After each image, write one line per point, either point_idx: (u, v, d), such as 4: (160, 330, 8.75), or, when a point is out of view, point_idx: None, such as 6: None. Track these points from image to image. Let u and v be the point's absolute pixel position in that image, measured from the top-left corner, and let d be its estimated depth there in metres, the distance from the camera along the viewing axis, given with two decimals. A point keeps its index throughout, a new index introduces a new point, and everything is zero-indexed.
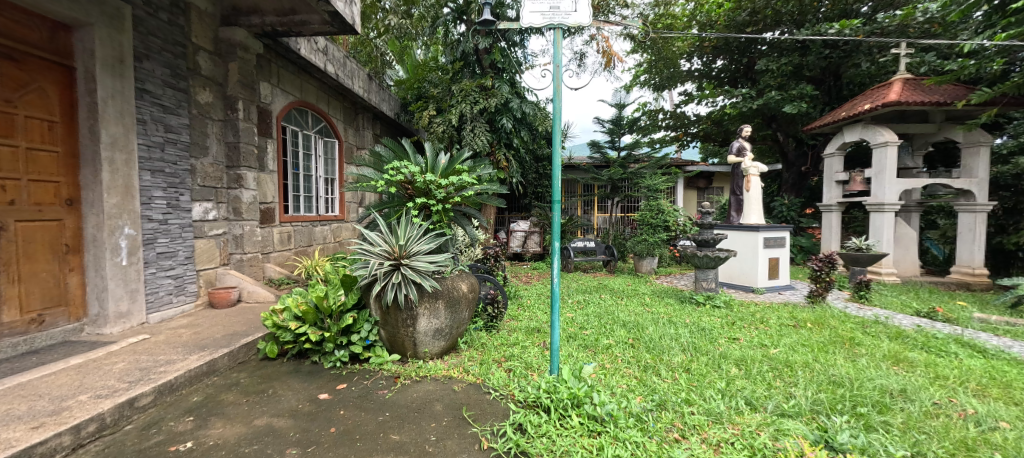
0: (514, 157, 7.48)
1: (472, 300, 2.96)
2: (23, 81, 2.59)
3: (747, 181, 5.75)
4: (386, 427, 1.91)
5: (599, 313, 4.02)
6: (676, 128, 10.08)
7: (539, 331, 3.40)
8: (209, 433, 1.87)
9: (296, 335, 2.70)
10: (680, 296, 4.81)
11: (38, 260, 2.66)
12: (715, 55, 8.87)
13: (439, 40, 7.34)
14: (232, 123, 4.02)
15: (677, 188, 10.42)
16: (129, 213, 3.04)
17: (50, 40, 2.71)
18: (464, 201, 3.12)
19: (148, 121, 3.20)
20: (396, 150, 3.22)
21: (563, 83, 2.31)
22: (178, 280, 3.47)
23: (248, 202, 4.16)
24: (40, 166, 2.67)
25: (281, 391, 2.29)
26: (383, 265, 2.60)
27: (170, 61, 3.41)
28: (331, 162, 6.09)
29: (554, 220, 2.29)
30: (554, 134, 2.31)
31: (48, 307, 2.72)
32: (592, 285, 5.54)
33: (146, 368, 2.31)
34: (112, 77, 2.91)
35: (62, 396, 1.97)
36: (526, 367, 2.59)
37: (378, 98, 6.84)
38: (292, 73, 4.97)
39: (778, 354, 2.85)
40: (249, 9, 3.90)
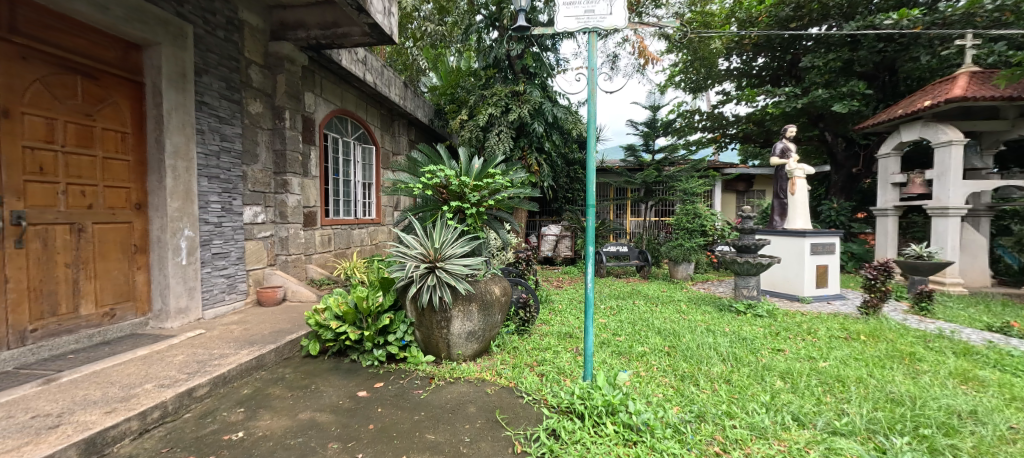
0: (546, 161, 7.48)
1: (505, 304, 2.98)
2: (101, 97, 2.86)
3: (791, 184, 5.46)
4: (421, 427, 1.95)
5: (633, 319, 3.93)
6: (713, 129, 9.74)
7: (571, 336, 3.37)
8: (258, 425, 1.97)
9: (336, 334, 2.81)
10: (719, 303, 4.63)
11: (111, 258, 2.92)
12: (756, 53, 8.54)
13: (472, 46, 7.47)
14: (280, 131, 4.27)
15: (714, 191, 10.07)
16: (188, 216, 3.28)
17: (123, 59, 2.98)
18: (497, 205, 3.15)
19: (206, 131, 3.45)
20: (431, 155, 3.30)
21: (598, 86, 2.29)
22: (230, 279, 3.71)
23: (293, 206, 4.39)
24: (114, 173, 2.94)
25: (323, 387, 2.40)
26: (418, 267, 2.66)
27: (225, 75, 3.67)
28: (368, 168, 6.32)
29: (588, 224, 2.26)
30: (588, 138, 2.29)
31: (119, 302, 2.98)
32: (625, 291, 5.44)
33: (202, 361, 2.48)
34: (175, 91, 3.16)
35: (131, 384, 2.15)
36: (559, 373, 2.58)
37: (413, 105, 7.03)
38: (333, 83, 5.21)
39: (828, 368, 2.68)
40: (296, 24, 4.13)
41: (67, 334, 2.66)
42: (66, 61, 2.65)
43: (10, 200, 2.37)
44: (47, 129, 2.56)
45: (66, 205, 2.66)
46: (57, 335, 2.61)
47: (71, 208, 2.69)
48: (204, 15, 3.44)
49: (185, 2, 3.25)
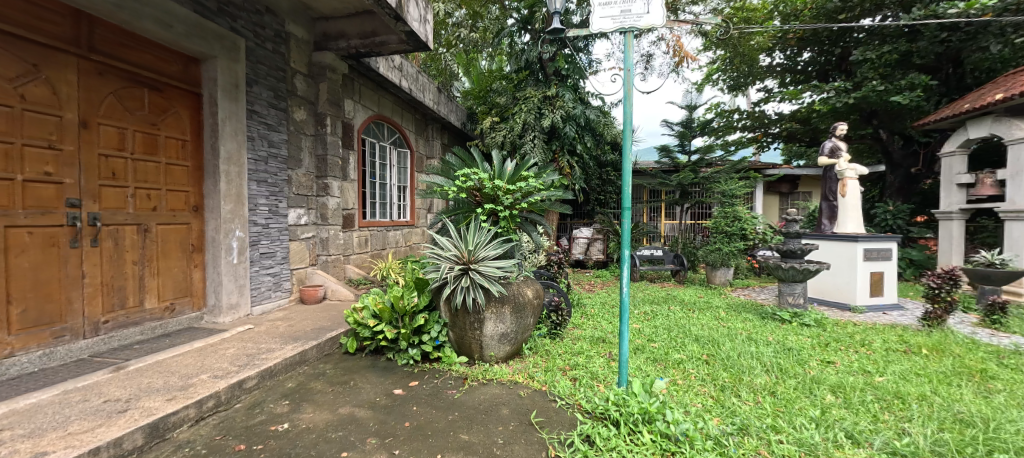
0: (578, 163, 7.41)
1: (537, 307, 2.98)
2: (164, 108, 3.10)
3: (842, 186, 5.12)
4: (455, 426, 1.98)
5: (669, 325, 3.81)
6: (754, 128, 9.32)
7: (605, 342, 3.31)
8: (301, 417, 2.07)
9: (373, 332, 2.91)
10: (761, 311, 4.41)
11: (172, 257, 3.15)
12: (802, 47, 8.09)
13: (504, 51, 7.53)
14: (321, 137, 4.46)
15: (756, 193, 9.62)
16: (239, 218, 3.49)
17: (184, 72, 3.22)
18: (531, 207, 3.15)
19: (255, 138, 3.67)
20: (465, 158, 3.34)
21: (635, 87, 2.25)
22: (276, 277, 3.91)
23: (333, 208, 4.57)
24: (175, 178, 3.18)
25: (361, 383, 2.48)
26: (453, 268, 2.71)
27: (273, 84, 3.88)
28: (403, 171, 6.50)
29: (623, 228, 2.22)
30: (624, 140, 2.25)
31: (178, 297, 3.21)
32: (659, 296, 5.29)
33: (251, 354, 2.63)
34: (229, 101, 3.37)
35: (188, 374, 2.31)
36: (592, 378, 2.54)
37: (446, 109, 7.17)
38: (371, 89, 5.40)
39: (885, 383, 2.49)
40: (337, 35, 4.30)
41: (134, 326, 2.90)
42: (136, 75, 2.90)
43: (87, 202, 2.62)
44: (120, 139, 2.81)
45: (135, 208, 2.90)
46: (125, 327, 2.84)
47: (138, 210, 2.93)
48: (255, 29, 3.66)
49: (238, 18, 3.47)
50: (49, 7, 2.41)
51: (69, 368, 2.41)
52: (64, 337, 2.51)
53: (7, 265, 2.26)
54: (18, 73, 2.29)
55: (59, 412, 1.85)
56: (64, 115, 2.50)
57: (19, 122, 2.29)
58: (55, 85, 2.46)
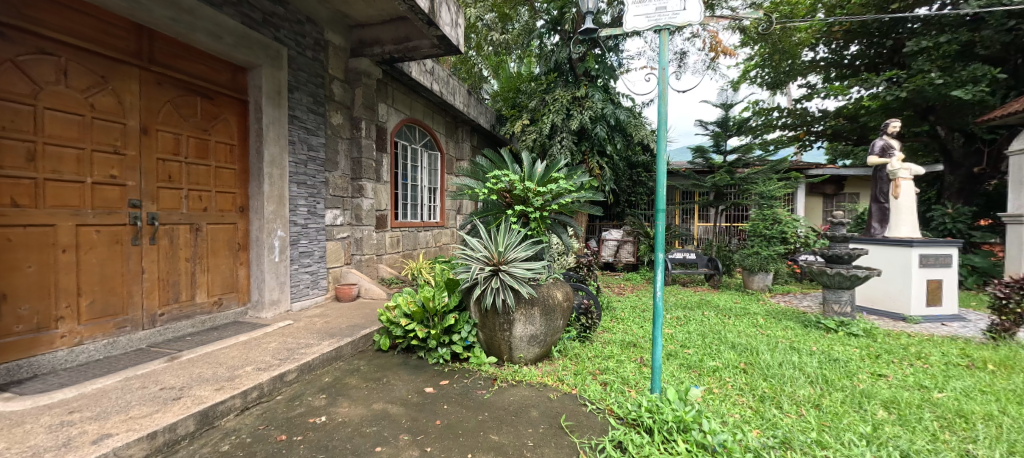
0: (608, 165, 7.29)
1: (567, 309, 2.96)
2: (215, 114, 3.30)
3: (893, 187, 4.79)
4: (485, 427, 1.99)
5: (703, 331, 3.68)
6: (795, 127, 8.88)
7: (635, 346, 3.24)
8: (338, 411, 2.14)
9: (405, 331, 2.97)
10: (803, 319, 4.19)
11: (220, 255, 3.35)
12: (848, 40, 7.66)
13: (533, 52, 7.54)
14: (357, 140, 4.61)
15: (797, 195, 9.16)
16: (281, 218, 3.66)
17: (232, 80, 3.42)
18: (561, 209, 3.13)
19: (296, 142, 3.83)
20: (495, 160, 3.35)
21: (670, 85, 2.19)
22: (313, 275, 4.07)
23: (367, 209, 4.71)
24: (223, 180, 3.37)
25: (393, 380, 2.54)
26: (483, 269, 2.73)
27: (313, 91, 4.05)
28: (434, 173, 6.62)
29: (657, 230, 2.17)
30: (658, 140, 2.20)
31: (225, 293, 3.40)
32: (693, 301, 5.13)
33: (291, 349, 2.74)
34: (273, 107, 3.55)
35: (235, 365, 2.44)
36: (623, 383, 2.49)
37: (476, 112, 7.25)
38: (404, 93, 5.54)
39: (945, 400, 2.31)
40: (372, 41, 4.44)
41: (186, 318, 3.09)
42: (190, 84, 3.10)
43: (147, 203, 2.82)
44: (175, 144, 3.01)
45: (188, 208, 3.10)
46: (179, 319, 3.04)
47: (191, 211, 3.12)
48: (297, 38, 3.83)
49: (281, 28, 3.65)
50: (115, 23, 2.62)
51: (129, 356, 2.60)
52: (126, 328, 2.72)
53: (78, 261, 2.47)
54: (87, 85, 2.50)
55: (122, 397, 2.00)
56: (127, 122, 2.70)
57: (88, 129, 2.50)
58: (119, 94, 2.66)
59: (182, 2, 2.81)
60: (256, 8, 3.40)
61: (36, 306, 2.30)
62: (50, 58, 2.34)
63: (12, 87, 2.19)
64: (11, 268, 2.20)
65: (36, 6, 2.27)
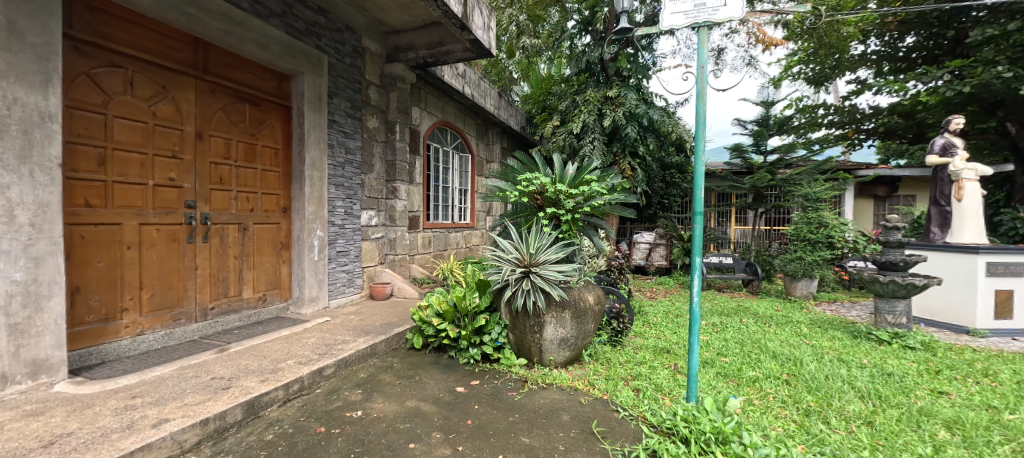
0: (640, 166, 7.13)
1: (599, 313, 2.92)
2: (261, 120, 3.49)
3: (957, 189, 4.42)
4: (516, 429, 1.99)
5: (742, 339, 3.53)
6: (843, 125, 8.38)
7: (669, 353, 3.15)
8: (373, 406, 2.21)
9: (437, 331, 3.01)
10: (852, 330, 3.93)
11: (265, 253, 3.53)
12: (903, 31, 7.15)
13: (564, 54, 7.51)
14: (391, 143, 4.73)
15: (845, 197, 8.62)
16: (320, 219, 3.82)
17: (277, 87, 3.60)
18: (593, 211, 3.09)
19: (334, 145, 3.99)
20: (527, 162, 3.35)
21: (709, 84, 2.12)
22: (349, 274, 4.21)
23: (400, 210, 4.83)
24: (268, 182, 3.56)
25: (425, 379, 2.59)
26: (514, 271, 2.74)
27: (351, 96, 4.20)
28: (464, 174, 6.71)
29: (694, 234, 2.10)
30: (695, 139, 2.14)
31: (269, 289, 3.59)
32: (730, 307, 4.92)
33: (329, 345, 2.85)
34: (314, 112, 3.71)
35: (278, 359, 2.56)
36: (656, 390, 2.43)
37: (506, 114, 7.29)
38: (437, 97, 5.65)
39: (1017, 422, 2.11)
40: (407, 47, 4.55)
41: (234, 312, 3.29)
42: (240, 92, 3.29)
43: (200, 204, 3.02)
44: (226, 148, 3.20)
45: (237, 208, 3.29)
46: (227, 313, 3.23)
47: (240, 211, 3.31)
48: (336, 46, 3.98)
49: (322, 36, 3.80)
50: (174, 37, 2.83)
51: (183, 347, 2.80)
52: (181, 320, 2.91)
53: (141, 257, 2.67)
54: (151, 94, 2.71)
55: (178, 385, 2.15)
56: (184, 128, 2.90)
57: (151, 135, 2.70)
58: (178, 102, 2.86)
59: (234, 14, 2.98)
60: (300, 18, 3.56)
61: (104, 297, 2.50)
62: (119, 70, 2.55)
63: (87, 98, 2.40)
64: (84, 263, 2.40)
65: (108, 23, 2.48)
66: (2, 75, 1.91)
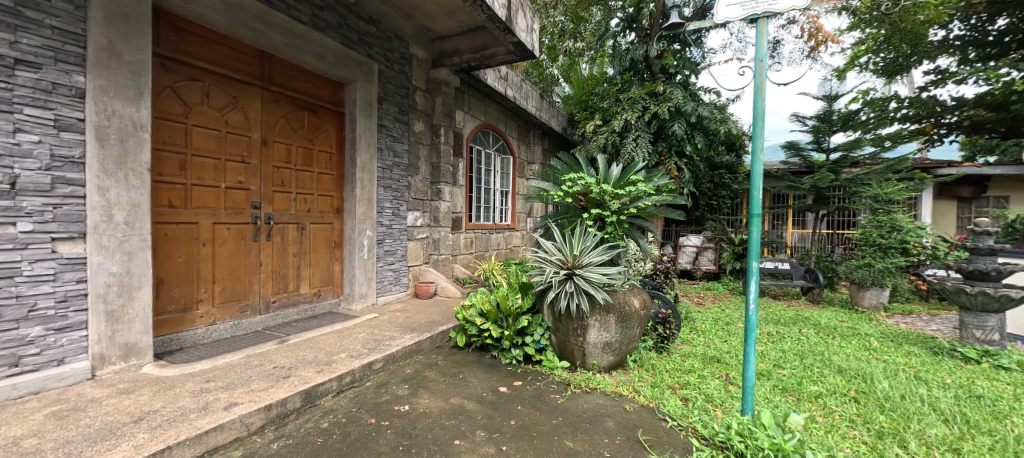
0: (687, 166, 6.84)
1: (644, 318, 2.83)
2: (318, 126, 3.71)
3: None
4: (559, 432, 1.97)
5: (801, 351, 3.29)
6: (919, 119, 7.57)
7: (719, 362, 2.99)
8: (419, 401, 2.27)
9: (479, 330, 3.05)
10: (933, 345, 3.55)
11: (319, 251, 3.74)
12: (994, 13, 6.37)
13: (606, 53, 7.38)
14: (436, 146, 4.87)
15: (923, 198, 7.81)
16: (370, 219, 3.99)
17: (332, 95, 3.81)
18: (639, 212, 3.01)
19: (383, 149, 4.15)
20: (571, 163, 3.31)
21: (767, 78, 2.00)
22: (396, 273, 4.37)
23: (444, 211, 4.95)
24: (323, 184, 3.77)
25: (469, 377, 2.63)
26: (558, 273, 2.73)
27: (398, 101, 4.36)
28: (506, 176, 6.77)
29: (751, 238, 1.99)
30: (753, 139, 2.03)
31: (323, 286, 3.80)
32: (787, 316, 4.59)
33: (378, 340, 2.97)
34: (366, 117, 3.89)
35: (331, 352, 2.70)
36: (707, 400, 2.32)
37: (548, 115, 7.27)
38: (480, 100, 5.73)
39: None
40: (452, 52, 4.65)
41: (292, 306, 3.51)
42: (299, 100, 3.52)
43: (264, 205, 3.25)
44: (287, 153, 3.43)
45: (296, 209, 3.52)
46: (286, 307, 3.46)
47: (298, 212, 3.53)
48: (386, 54, 4.15)
49: (373, 45, 3.98)
50: (243, 51, 3.07)
51: (249, 337, 3.03)
52: (247, 312, 3.16)
53: (213, 253, 2.92)
54: (224, 104, 2.96)
55: (245, 372, 2.32)
56: (251, 135, 3.15)
57: (223, 142, 2.95)
58: (246, 112, 3.11)
59: (295, 28, 3.19)
60: (353, 29, 3.75)
61: (183, 290, 2.76)
62: (198, 83, 2.81)
63: (171, 109, 2.66)
64: (167, 258, 2.66)
65: (189, 41, 2.74)
66: (104, 90, 2.17)
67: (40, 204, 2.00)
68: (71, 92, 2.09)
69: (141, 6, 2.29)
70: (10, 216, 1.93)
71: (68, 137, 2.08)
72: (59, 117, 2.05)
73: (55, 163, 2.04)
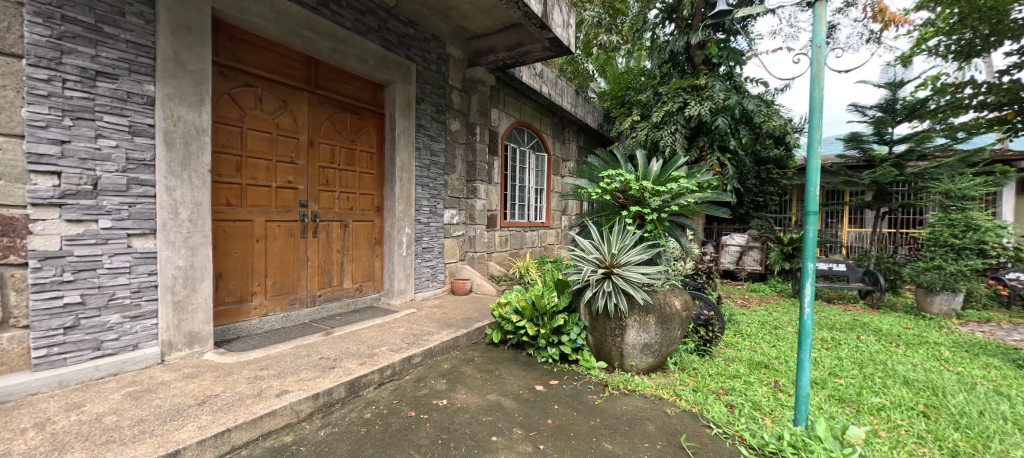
0: (731, 161, 6.52)
1: (686, 320, 2.74)
2: (360, 127, 3.85)
3: None
4: (598, 433, 1.94)
5: (860, 359, 3.06)
6: (1000, 107, 6.66)
7: (767, 368, 2.83)
8: (457, 396, 2.31)
9: (515, 328, 3.06)
10: (1016, 357, 3.19)
11: (361, 248, 3.88)
12: None
13: (644, 46, 7.15)
14: (472, 144, 4.91)
15: (1004, 194, 7.04)
16: (408, 217, 4.10)
17: (373, 96, 3.93)
18: (680, 210, 2.90)
19: (421, 148, 4.24)
20: (608, 159, 3.23)
21: (826, 65, 1.86)
22: (433, 269, 4.46)
23: (479, 209, 5.00)
24: (365, 183, 3.91)
25: (505, 374, 2.65)
26: (595, 272, 2.69)
27: (436, 101, 4.43)
28: (540, 174, 6.74)
29: (807, 237, 1.86)
30: (808, 132, 1.90)
31: (365, 281, 3.95)
32: (843, 321, 4.28)
33: (417, 335, 3.05)
34: (405, 118, 3.99)
35: (373, 345, 2.80)
36: (755, 408, 2.20)
37: (583, 112, 7.16)
38: (515, 98, 5.73)
39: None
40: (487, 51, 4.67)
41: (336, 300, 3.67)
42: (343, 103, 3.66)
43: (311, 203, 3.41)
44: (332, 154, 3.58)
45: (340, 207, 3.67)
46: (331, 301, 3.62)
47: (342, 210, 3.68)
48: (424, 55, 4.23)
49: (412, 47, 4.07)
50: (292, 57, 3.23)
51: (297, 329, 3.19)
52: (295, 305, 3.33)
53: (266, 249, 3.10)
54: (275, 108, 3.13)
55: (294, 361, 2.45)
56: (300, 138, 3.31)
57: (274, 144, 3.13)
58: (295, 115, 3.27)
59: (339, 34, 3.32)
60: (392, 31, 3.85)
61: (239, 282, 2.95)
62: (252, 89, 2.99)
63: (228, 114, 2.85)
64: (224, 253, 2.85)
65: (244, 50, 2.91)
66: (170, 98, 2.35)
67: (118, 203, 2.19)
68: (143, 100, 2.28)
69: (201, 18, 2.46)
70: (93, 214, 2.12)
71: (140, 141, 2.27)
72: (133, 123, 2.24)
73: (130, 166, 2.24)
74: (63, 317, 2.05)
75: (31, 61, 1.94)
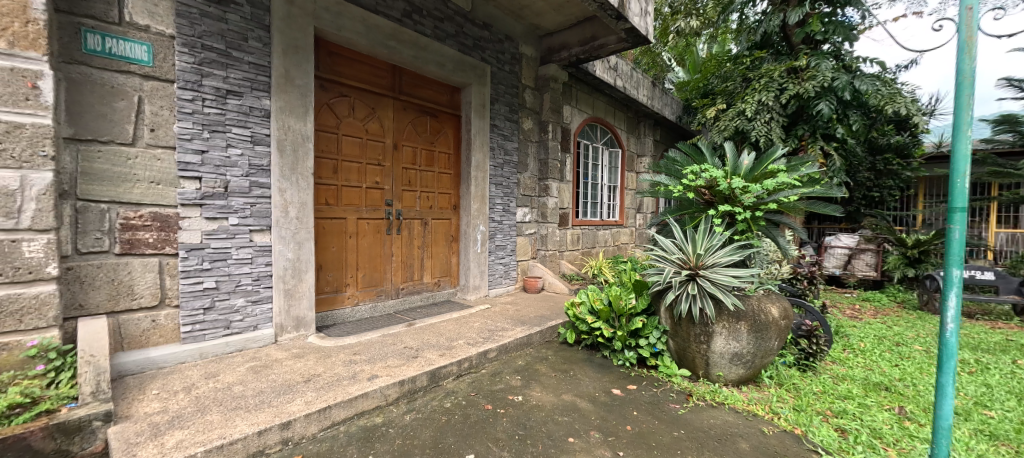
0: (838, 151, 5.73)
1: (784, 329, 2.46)
2: (438, 130, 4.03)
3: None
4: (683, 446, 1.82)
5: (1019, 389, 2.50)
6: None
7: (889, 391, 2.44)
8: (532, 393, 2.33)
9: (590, 328, 2.99)
10: None
11: (438, 245, 4.07)
12: None
13: (731, 29, 6.56)
14: (545, 142, 4.91)
15: None
16: (483, 215, 4.21)
17: (450, 100, 4.09)
18: (778, 207, 2.61)
19: (495, 148, 4.33)
20: (692, 154, 3.01)
21: (979, 30, 1.54)
22: (506, 266, 4.54)
23: (552, 208, 4.99)
24: (442, 182, 4.09)
25: (581, 375, 2.60)
26: (678, 273, 2.53)
27: (509, 101, 4.49)
28: (614, 170, 6.53)
29: (952, 239, 1.56)
30: (955, 112, 1.59)
31: (442, 277, 4.14)
32: (993, 342, 3.52)
33: (492, 330, 3.12)
34: (479, 119, 4.11)
35: (452, 337, 2.93)
36: (875, 437, 1.91)
37: (661, 104, 6.77)
38: (587, 93, 5.61)
39: None
40: (561, 47, 4.62)
41: (416, 293, 3.90)
42: (423, 107, 3.86)
43: (395, 202, 3.66)
44: (414, 156, 3.80)
45: (420, 206, 3.88)
46: (412, 294, 3.85)
47: (422, 208, 3.90)
48: (498, 56, 4.31)
49: (486, 48, 4.16)
50: (380, 66, 3.48)
51: (383, 318, 3.45)
52: (381, 296, 3.60)
53: (357, 244, 3.40)
54: (365, 115, 3.41)
55: (382, 349, 2.65)
56: (386, 141, 3.57)
57: (365, 147, 3.41)
58: (382, 120, 3.53)
59: (421, 41, 3.51)
60: (468, 35, 3.97)
61: (335, 274, 3.26)
62: (347, 98, 3.28)
63: (327, 122, 3.16)
64: (324, 248, 3.17)
65: (340, 63, 3.21)
66: (282, 110, 2.67)
67: (242, 203, 2.54)
68: (262, 113, 2.61)
69: (306, 37, 2.77)
70: (224, 213, 2.48)
71: (260, 149, 2.61)
72: (254, 134, 2.59)
73: (252, 171, 2.58)
74: (203, 299, 2.42)
75: (181, 85, 2.32)
